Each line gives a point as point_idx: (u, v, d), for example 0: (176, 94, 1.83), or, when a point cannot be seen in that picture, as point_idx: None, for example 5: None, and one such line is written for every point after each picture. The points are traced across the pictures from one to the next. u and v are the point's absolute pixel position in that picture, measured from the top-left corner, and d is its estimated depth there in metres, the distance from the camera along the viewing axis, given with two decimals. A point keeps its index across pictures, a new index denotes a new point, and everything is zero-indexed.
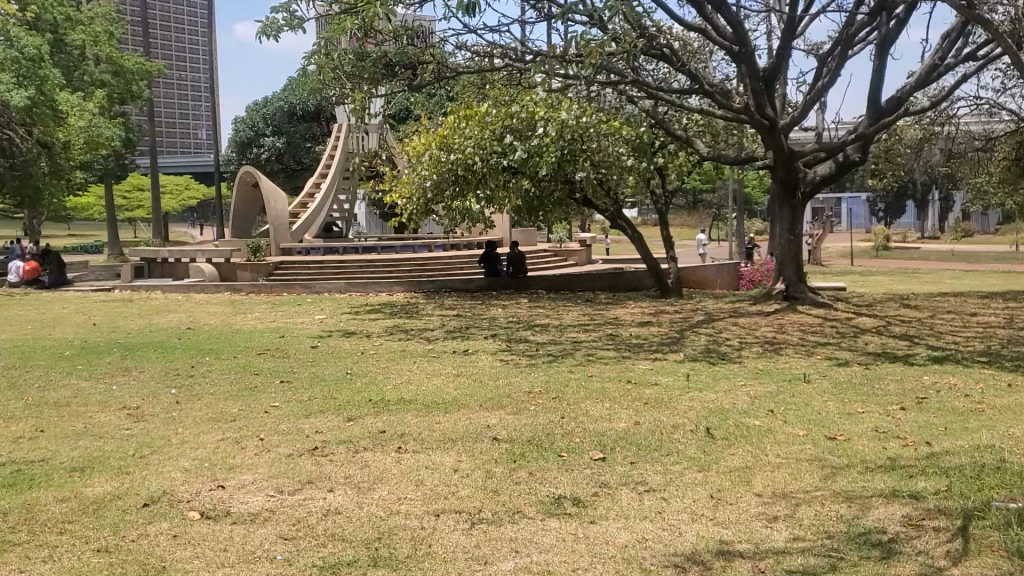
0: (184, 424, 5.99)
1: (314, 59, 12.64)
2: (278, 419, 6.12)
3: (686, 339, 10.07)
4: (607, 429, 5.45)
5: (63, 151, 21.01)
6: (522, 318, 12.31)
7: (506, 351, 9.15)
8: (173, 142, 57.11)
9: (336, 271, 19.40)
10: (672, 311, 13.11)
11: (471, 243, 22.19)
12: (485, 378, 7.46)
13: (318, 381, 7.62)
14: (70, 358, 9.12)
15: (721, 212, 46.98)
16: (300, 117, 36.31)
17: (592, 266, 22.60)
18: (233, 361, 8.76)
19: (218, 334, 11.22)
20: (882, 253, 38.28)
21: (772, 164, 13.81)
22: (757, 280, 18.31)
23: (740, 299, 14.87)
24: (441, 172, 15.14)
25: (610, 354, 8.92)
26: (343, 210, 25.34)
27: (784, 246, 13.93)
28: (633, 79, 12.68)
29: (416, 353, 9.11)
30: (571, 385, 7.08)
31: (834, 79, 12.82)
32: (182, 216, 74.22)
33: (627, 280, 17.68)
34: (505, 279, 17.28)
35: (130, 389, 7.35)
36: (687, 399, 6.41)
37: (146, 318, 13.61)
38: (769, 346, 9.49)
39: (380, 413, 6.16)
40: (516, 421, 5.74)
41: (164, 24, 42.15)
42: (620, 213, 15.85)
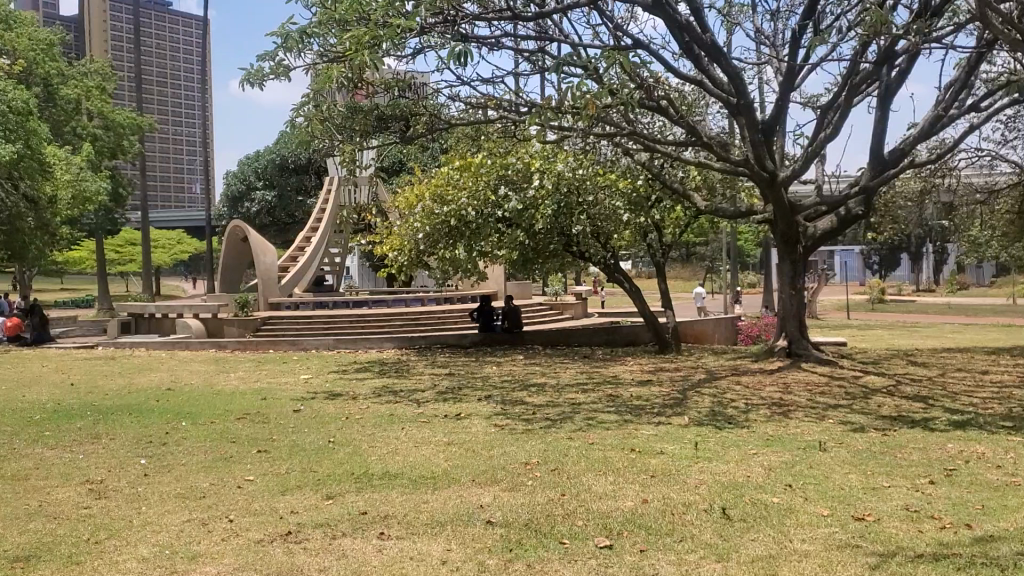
0: (148, 502, 5.47)
1: (304, 111, 12.30)
2: (252, 495, 5.62)
3: (689, 401, 9.57)
4: (612, 509, 4.96)
5: (49, 204, 20.61)
6: (517, 377, 11.82)
7: (499, 414, 8.64)
8: (166, 197, 56.78)
9: (326, 326, 18.93)
10: (672, 369, 12.63)
11: (464, 296, 21.75)
12: (477, 447, 6.97)
13: (297, 451, 7.12)
14: (38, 423, 8.60)
15: (715, 265, 46.73)
16: (291, 170, 36.10)
17: (587, 320, 22.13)
18: (211, 428, 8.24)
19: (198, 396, 10.70)
20: (878, 306, 37.90)
21: (772, 218, 13.38)
22: (757, 335, 17.87)
23: (742, 356, 14.40)
24: (434, 224, 14.77)
25: (609, 417, 8.42)
26: (334, 263, 24.93)
27: (785, 302, 13.49)
28: (629, 131, 12.33)
29: (404, 418, 8.61)
30: (569, 455, 6.58)
31: (835, 131, 12.48)
32: (175, 271, 74.01)
33: (624, 335, 17.22)
34: (499, 334, 16.81)
35: (95, 460, 6.83)
36: (699, 471, 5.92)
37: (128, 378, 13.09)
38: (777, 409, 9.00)
39: (362, 489, 5.67)
40: (511, 499, 5.25)
41: (159, 80, 42.10)
42: (617, 266, 15.44)
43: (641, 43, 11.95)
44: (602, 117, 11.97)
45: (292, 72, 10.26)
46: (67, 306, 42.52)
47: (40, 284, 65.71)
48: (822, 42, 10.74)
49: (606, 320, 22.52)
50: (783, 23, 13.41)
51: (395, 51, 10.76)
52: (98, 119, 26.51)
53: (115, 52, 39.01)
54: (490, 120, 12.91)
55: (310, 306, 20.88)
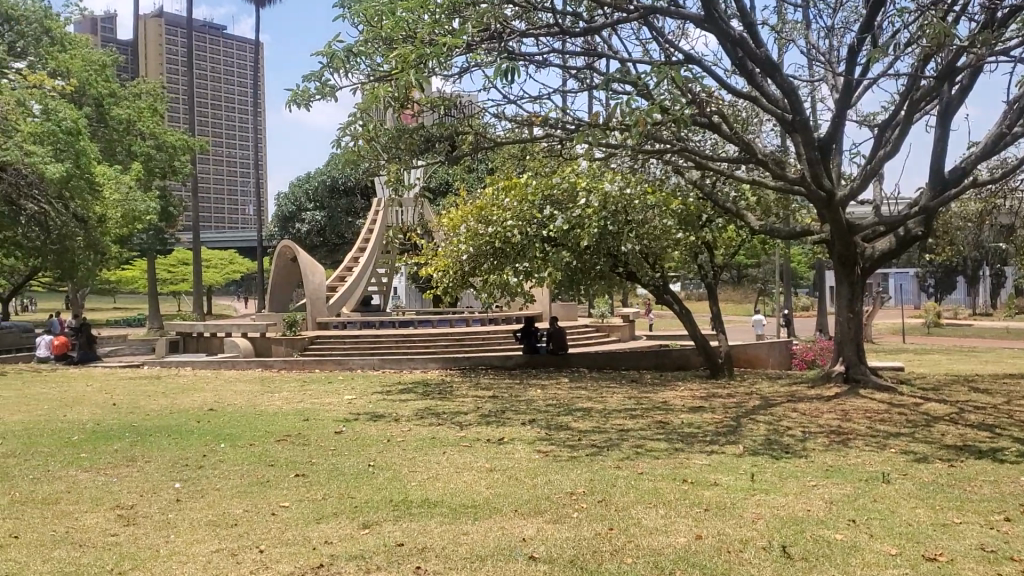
0: (178, 529, 5.27)
1: (350, 130, 12.16)
2: (287, 523, 5.39)
3: (744, 429, 9.21)
4: (663, 546, 4.68)
5: (99, 224, 20.74)
6: (563, 401, 11.52)
7: (544, 440, 8.36)
8: (219, 217, 57.32)
9: (371, 346, 18.78)
10: (724, 395, 12.24)
11: (509, 317, 21.51)
12: (521, 475, 6.68)
13: (336, 476, 6.88)
14: (76, 444, 8.47)
15: (767, 288, 46.05)
16: (341, 191, 36.21)
17: (635, 342, 21.75)
18: (249, 451, 8.04)
19: (240, 417, 10.53)
20: (935, 331, 36.99)
21: (829, 238, 12.97)
22: (811, 359, 17.39)
23: (796, 381, 13.98)
24: (479, 244, 14.55)
25: (659, 445, 8.09)
26: (381, 283, 24.84)
27: (841, 325, 13.04)
28: (680, 149, 12.03)
29: (447, 442, 8.35)
30: (617, 485, 6.28)
31: (894, 149, 12.07)
32: (228, 291, 74.81)
33: (674, 358, 16.83)
34: (545, 356, 16.51)
35: (127, 484, 6.65)
36: (756, 506, 5.59)
37: (171, 397, 13.00)
38: (837, 438, 8.61)
39: (400, 518, 5.41)
40: (556, 533, 4.97)
41: (213, 103, 42.59)
42: (666, 288, 15.11)
43: (693, 59, 11.66)
44: (653, 134, 11.69)
45: (338, 91, 10.11)
46: (119, 325, 42.96)
47: (96, 304, 66.61)
48: (881, 56, 10.37)
49: (654, 342, 22.10)
50: (839, 40, 13.05)
51: (442, 70, 10.58)
52: (149, 140, 26.75)
53: (171, 76, 39.51)
54: (538, 140, 12.69)
55: (356, 326, 20.76)
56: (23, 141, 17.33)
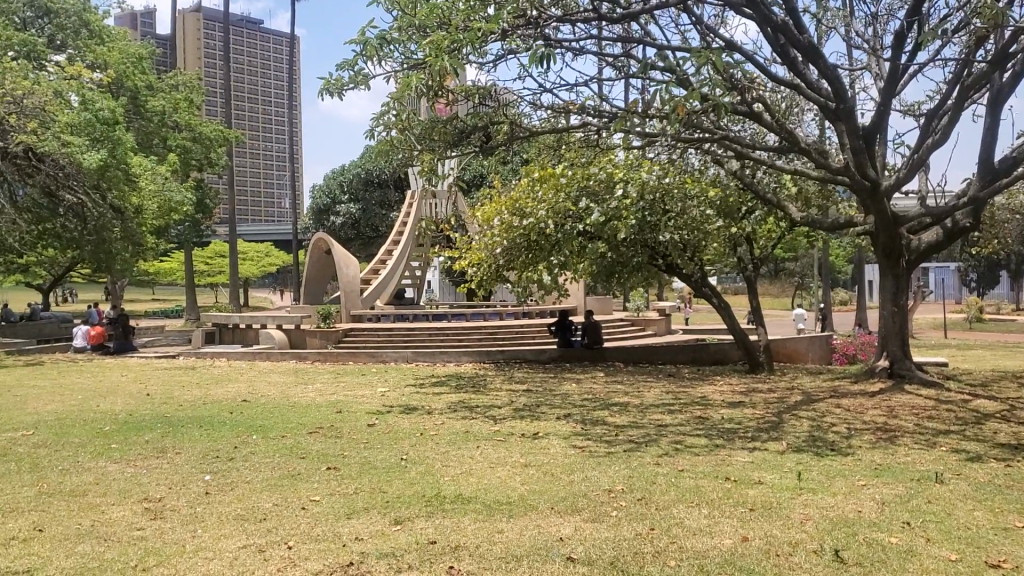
0: (205, 524, 5.12)
1: (384, 119, 12.00)
2: (317, 519, 5.22)
3: (786, 425, 8.94)
4: (707, 547, 4.49)
5: (136, 215, 20.75)
6: (599, 395, 11.31)
7: (580, 435, 8.14)
8: (255, 210, 57.51)
9: (405, 339, 18.65)
10: (764, 390, 11.95)
11: (544, 311, 21.30)
12: (557, 470, 6.47)
13: (368, 469, 6.73)
14: (107, 434, 8.38)
15: (805, 282, 45.48)
16: (376, 183, 36.17)
17: (671, 337, 21.46)
18: (280, 443, 7.90)
19: (272, 408, 10.43)
20: (977, 326, 36.35)
21: (873, 229, 12.65)
22: (852, 354, 17.03)
23: (839, 376, 13.66)
24: (513, 237, 14.31)
25: (699, 441, 7.85)
26: (415, 276, 24.72)
27: (886, 319, 12.70)
28: (719, 138, 11.74)
29: (481, 436, 8.16)
30: (657, 483, 6.05)
31: (941, 138, 11.71)
32: (264, 282, 75.27)
33: (711, 353, 16.55)
34: (579, 350, 16.27)
35: (156, 476, 6.52)
36: (804, 507, 5.36)
37: (205, 388, 12.93)
38: (884, 435, 8.34)
39: (433, 515, 5.24)
40: (595, 532, 4.77)
41: (249, 96, 42.70)
42: (705, 281, 14.83)
43: (733, 45, 11.37)
44: (692, 123, 11.42)
45: (371, 80, 9.95)
46: (156, 316, 43.25)
47: (133, 294, 67.16)
48: (930, 42, 10.03)
49: (690, 337, 21.78)
50: (884, 27, 12.69)
51: (477, 57, 10.37)
52: (185, 132, 26.74)
53: (208, 69, 39.68)
54: (574, 130, 12.46)
55: (390, 319, 20.64)
56: (60, 132, 17.31)
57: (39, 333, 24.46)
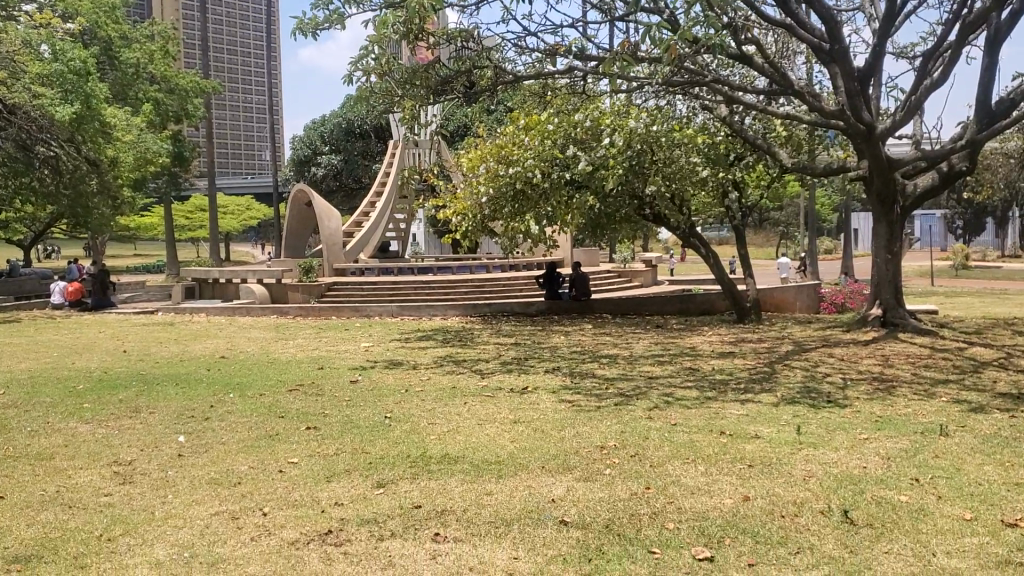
0: (176, 489, 4.84)
1: (364, 64, 11.58)
2: (295, 483, 4.95)
3: (779, 376, 8.71)
4: (709, 508, 4.24)
5: (112, 168, 20.26)
6: (587, 347, 11.06)
7: (569, 389, 7.88)
8: (236, 164, 56.68)
9: (390, 293, 18.34)
10: (756, 340, 11.74)
11: (531, 263, 21.00)
12: (547, 427, 6.21)
13: (350, 428, 6.46)
14: (79, 394, 8.07)
15: (790, 231, 45.30)
16: (358, 134, 35.62)
17: (660, 288, 21.21)
18: (259, 402, 7.61)
19: (252, 364, 10.13)
20: (963, 272, 36.32)
21: (866, 174, 12.35)
22: (842, 303, 16.82)
23: (830, 325, 13.45)
24: (498, 187, 13.84)
25: (691, 393, 7.61)
26: (399, 228, 24.35)
27: (879, 266, 12.46)
28: (711, 81, 11.37)
29: (468, 392, 7.88)
30: (650, 438, 5.81)
31: (939, 79, 11.37)
32: (246, 237, 74.60)
33: (700, 303, 16.30)
34: (567, 302, 16.00)
35: (127, 438, 6.23)
36: (807, 464, 5.12)
37: (183, 344, 12.61)
38: (880, 385, 8.14)
39: (417, 477, 4.97)
40: (588, 492, 4.51)
41: (227, 47, 41.88)
42: (694, 231, 14.57)
43: None
44: (681, 65, 11.03)
45: (347, 20, 9.53)
46: (137, 272, 42.73)
47: (114, 249, 66.44)
48: None
49: (676, 287, 21.56)
50: None
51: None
52: (160, 83, 26.07)
53: (186, 20, 38.81)
54: (559, 75, 12.06)
55: (374, 272, 20.31)
56: (31, 83, 16.85)
57: (17, 289, 23.99)
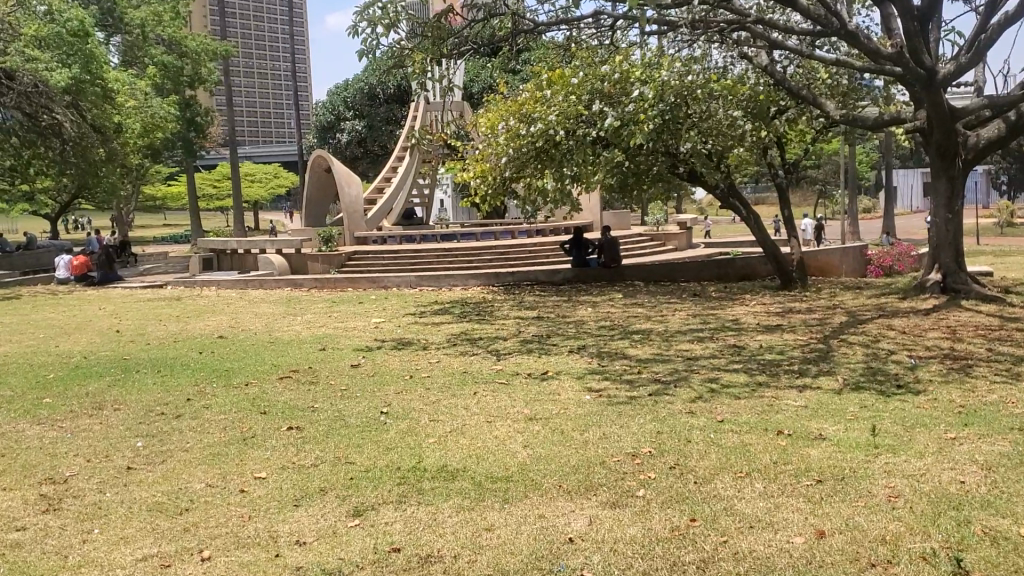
0: (107, 521, 3.92)
1: (368, 14, 10.51)
2: (255, 509, 4.02)
3: (836, 354, 7.66)
4: (771, 553, 3.27)
5: (118, 135, 19.39)
6: (618, 321, 10.06)
7: (596, 374, 6.89)
8: (263, 132, 55.85)
9: (411, 262, 17.40)
10: (803, 311, 10.68)
11: (559, 228, 19.98)
12: (567, 427, 5.21)
13: (337, 428, 5.51)
14: (45, 385, 7.20)
15: (829, 189, 43.88)
16: (381, 99, 34.47)
17: (694, 251, 20.10)
18: (242, 393, 6.69)
19: (250, 345, 9.21)
20: (1010, 230, 34.82)
21: (925, 125, 11.18)
22: (890, 266, 15.64)
23: (884, 292, 12.33)
24: (519, 146, 12.71)
25: (737, 379, 6.59)
26: (422, 194, 23.36)
27: (939, 226, 11.32)
28: (752, 23, 10.18)
29: (481, 379, 6.92)
30: (693, 442, 4.83)
31: (1010, 18, 10.11)
32: (277, 205, 74.05)
33: (738, 268, 15.20)
34: (596, 269, 14.96)
35: (76, 444, 5.32)
36: (889, 478, 4.13)
37: (183, 322, 11.76)
38: (956, 365, 7.09)
39: (405, 500, 4.03)
40: (616, 528, 3.54)
41: (243, 13, 40.88)
42: (733, 191, 13.50)
43: None
44: (719, 4, 9.85)
45: None
46: (163, 242, 42.21)
47: (143, 219, 65.96)
48: None
49: (714, 251, 20.42)
50: None
51: None
52: (170, 46, 25.01)
53: None
54: (584, 21, 10.94)
55: (397, 240, 19.36)
56: (26, 47, 15.99)
57: (34, 262, 23.45)
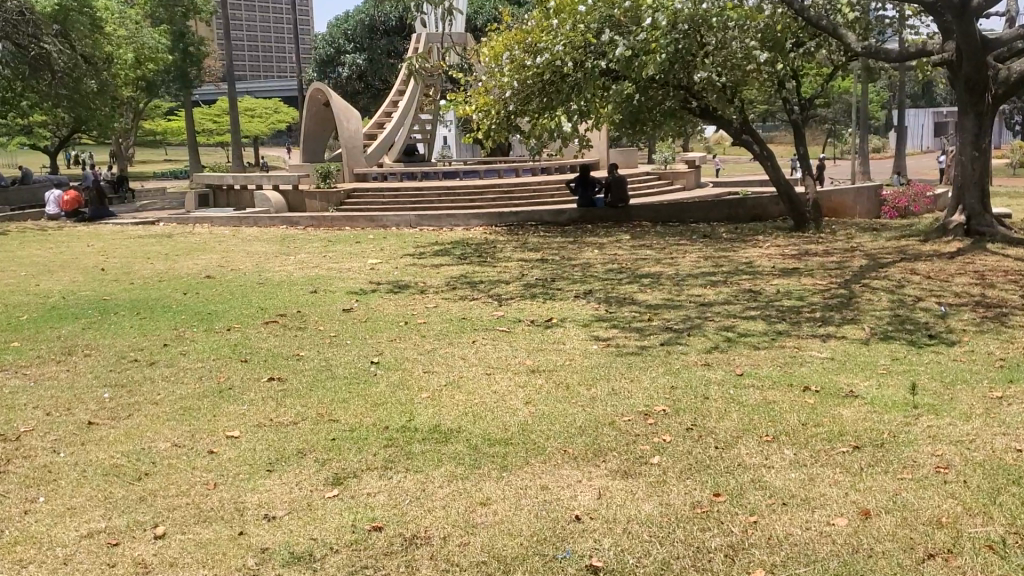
0: (55, 488, 3.47)
1: None
2: (222, 475, 3.57)
3: (860, 301, 7.17)
4: (808, 538, 2.83)
5: (108, 66, 18.67)
6: (626, 263, 9.56)
7: (603, 321, 6.41)
8: (262, 66, 54.90)
9: (412, 200, 16.86)
10: (821, 253, 10.16)
11: (563, 166, 19.40)
12: (573, 381, 4.77)
13: (322, 381, 5.05)
14: (14, 327, 6.74)
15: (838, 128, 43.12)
16: (382, 31, 33.54)
17: (703, 190, 19.52)
18: (223, 339, 6.24)
19: (237, 286, 8.73)
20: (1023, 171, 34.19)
21: (953, 57, 10.54)
22: (905, 207, 15.11)
23: (904, 234, 11.80)
24: (523, 78, 12.09)
25: (756, 327, 6.12)
26: (424, 130, 22.72)
27: (964, 164, 10.75)
28: None
29: (479, 326, 6.45)
30: (711, 399, 4.38)
31: None
32: (277, 141, 73.27)
33: (750, 208, 14.65)
34: (602, 209, 14.42)
35: (36, 395, 4.86)
36: (935, 446, 3.67)
37: (172, 260, 11.29)
38: (989, 313, 6.62)
39: (390, 467, 3.57)
40: (631, 504, 3.09)
41: None
42: (747, 127, 12.89)
43: None
44: None
45: None
46: (161, 178, 41.60)
47: (144, 153, 65.19)
48: None
49: (723, 190, 19.85)
50: None
51: None
52: None
53: None
54: None
55: (397, 177, 18.80)
56: None
57: (29, 197, 22.91)
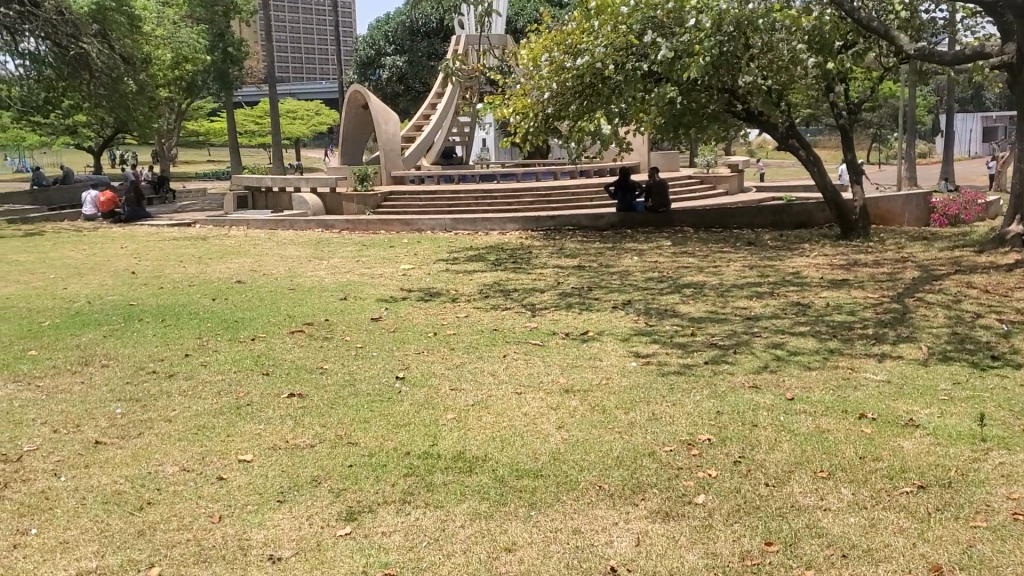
0: (48, 517, 3.23)
1: None
2: (229, 507, 3.30)
3: (915, 316, 6.79)
4: None
5: (147, 67, 18.63)
6: (667, 272, 9.22)
7: (644, 336, 6.09)
8: (304, 68, 55.11)
9: (450, 203, 16.59)
10: (870, 263, 9.75)
11: (603, 169, 19.06)
12: (611, 404, 4.45)
13: (343, 398, 4.78)
14: (35, 334, 6.56)
15: (883, 134, 42.34)
16: (423, 33, 33.39)
17: (746, 195, 19.08)
18: (247, 350, 5.99)
19: (265, 292, 8.52)
20: None
21: (1014, 60, 10.07)
22: (956, 215, 14.61)
23: (957, 243, 11.34)
24: (563, 80, 11.79)
25: (806, 345, 5.76)
26: (463, 132, 22.48)
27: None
28: None
29: (512, 339, 6.15)
30: (760, 427, 4.05)
31: None
32: (319, 144, 73.58)
33: (795, 215, 14.22)
34: (643, 213, 14.06)
35: (47, 410, 4.64)
36: (1010, 488, 3.32)
37: (204, 264, 11.10)
38: None
39: (410, 501, 3.28)
40: (674, 553, 2.78)
41: None
42: (793, 132, 12.49)
43: None
44: None
45: None
46: (202, 178, 41.76)
47: (187, 155, 65.70)
48: None
49: (767, 196, 19.39)
50: None
51: None
52: None
53: None
54: None
55: (435, 180, 18.57)
56: None
57: (69, 197, 22.97)
